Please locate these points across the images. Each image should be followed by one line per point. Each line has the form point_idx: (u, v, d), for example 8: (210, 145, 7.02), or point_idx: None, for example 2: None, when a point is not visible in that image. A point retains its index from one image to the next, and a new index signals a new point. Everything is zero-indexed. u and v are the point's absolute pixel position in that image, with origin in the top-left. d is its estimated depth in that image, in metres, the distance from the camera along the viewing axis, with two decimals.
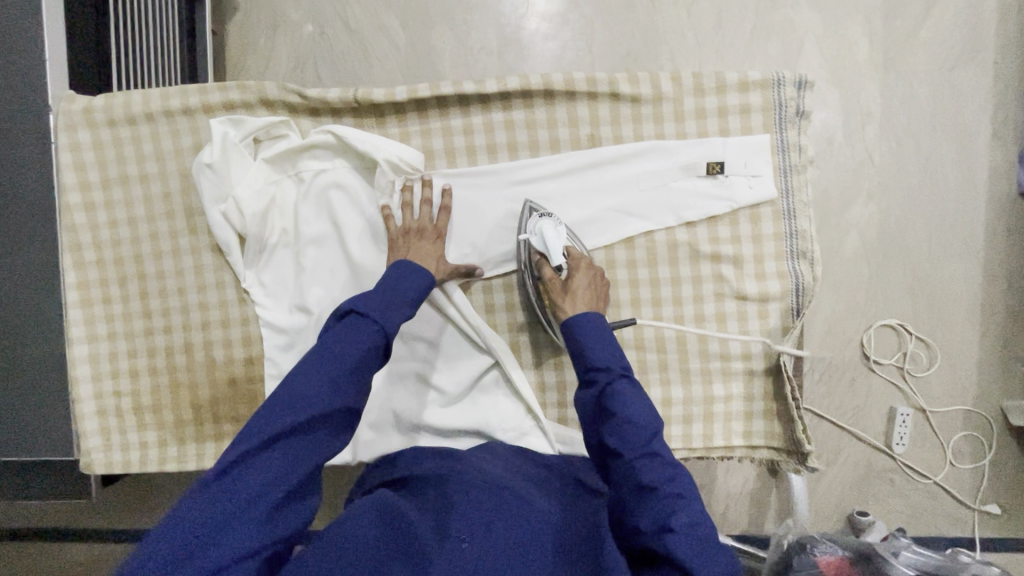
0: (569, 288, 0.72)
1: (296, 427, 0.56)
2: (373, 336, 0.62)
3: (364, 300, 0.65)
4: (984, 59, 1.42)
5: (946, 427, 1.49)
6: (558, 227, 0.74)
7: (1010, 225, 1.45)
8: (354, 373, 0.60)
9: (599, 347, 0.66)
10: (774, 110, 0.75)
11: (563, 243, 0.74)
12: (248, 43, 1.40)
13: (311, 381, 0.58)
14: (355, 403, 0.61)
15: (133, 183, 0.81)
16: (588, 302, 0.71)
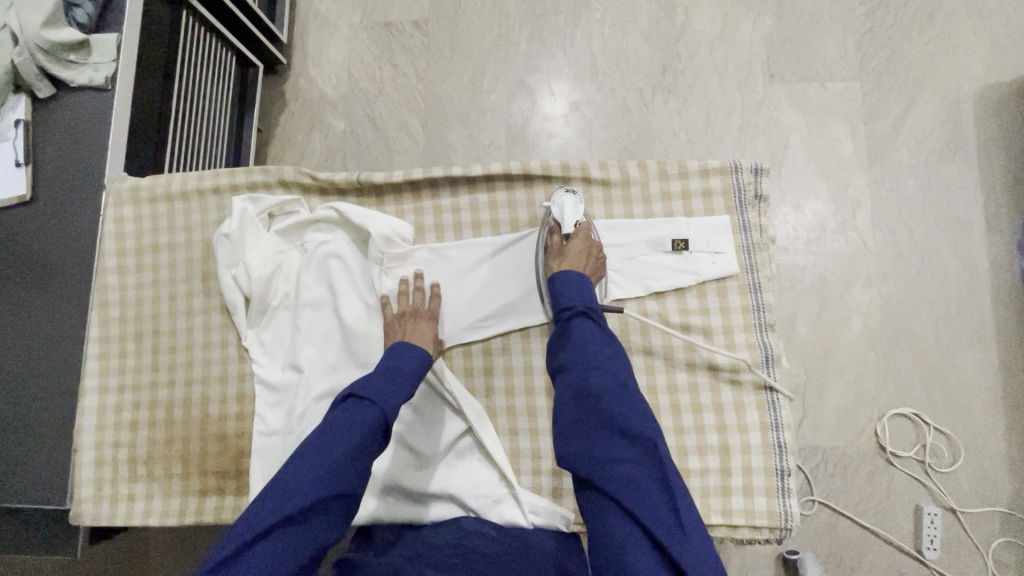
0: (564, 248, 0.79)
1: (297, 513, 0.61)
2: (371, 418, 0.68)
3: (365, 385, 0.71)
4: (967, 155, 1.49)
5: (981, 531, 1.37)
6: (579, 207, 0.82)
7: (1019, 312, 1.43)
8: (349, 460, 0.65)
9: (572, 290, 0.74)
10: (733, 193, 0.82)
11: (578, 218, 0.82)
12: (288, 140, 1.63)
13: (307, 469, 0.64)
14: (352, 481, 0.65)
15: (161, 250, 0.92)
16: (576, 261, 0.78)
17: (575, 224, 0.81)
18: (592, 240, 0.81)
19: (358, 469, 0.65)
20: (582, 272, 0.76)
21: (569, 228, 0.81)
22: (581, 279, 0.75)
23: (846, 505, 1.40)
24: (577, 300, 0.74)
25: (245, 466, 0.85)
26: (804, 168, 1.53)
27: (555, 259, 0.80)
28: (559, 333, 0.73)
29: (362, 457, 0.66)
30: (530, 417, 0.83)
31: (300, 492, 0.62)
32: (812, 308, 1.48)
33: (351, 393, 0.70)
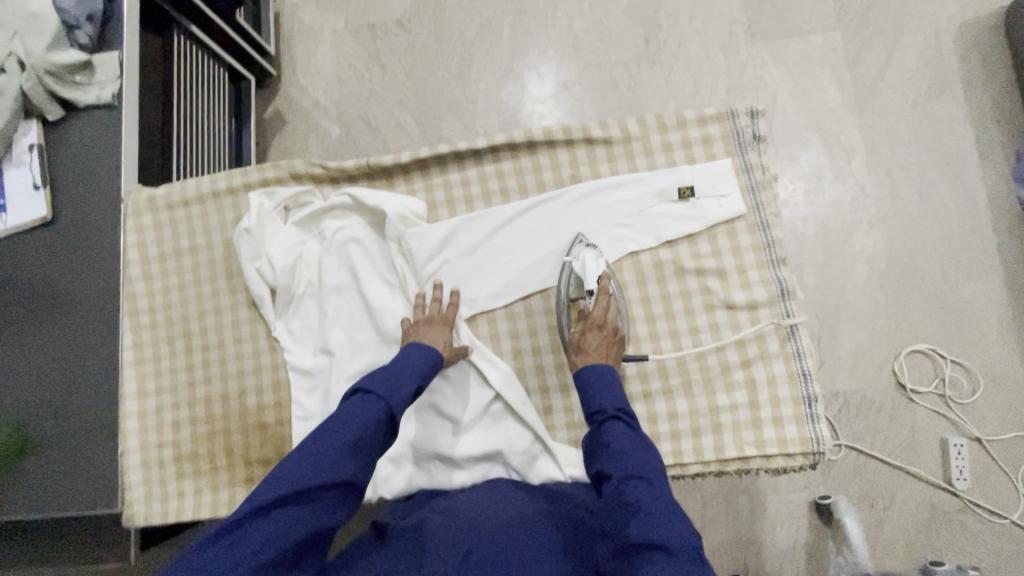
0: (583, 341, 0.77)
1: (296, 494, 0.61)
2: (377, 412, 0.68)
3: (372, 379, 0.72)
4: (953, 90, 1.51)
5: (1008, 456, 1.38)
6: (599, 260, 0.81)
7: (1021, 238, 1.45)
8: (353, 450, 0.65)
9: (601, 392, 0.72)
10: (732, 137, 0.84)
11: (599, 272, 0.81)
12: (288, 150, 1.66)
13: (310, 455, 0.64)
14: (360, 470, 0.65)
15: (183, 254, 0.94)
16: (598, 359, 0.76)
17: (598, 279, 0.80)
18: (608, 323, 0.78)
19: (366, 459, 0.66)
20: (608, 370, 0.74)
21: (592, 289, 0.80)
22: (606, 378, 0.73)
23: (873, 445, 1.42)
24: (608, 403, 0.71)
25: (288, 451, 0.87)
26: (795, 122, 1.55)
27: (576, 354, 0.77)
28: (591, 441, 0.71)
29: (367, 449, 0.66)
30: (559, 374, 0.85)
31: (303, 474, 0.62)
32: (818, 258, 1.50)
33: (358, 387, 0.71)
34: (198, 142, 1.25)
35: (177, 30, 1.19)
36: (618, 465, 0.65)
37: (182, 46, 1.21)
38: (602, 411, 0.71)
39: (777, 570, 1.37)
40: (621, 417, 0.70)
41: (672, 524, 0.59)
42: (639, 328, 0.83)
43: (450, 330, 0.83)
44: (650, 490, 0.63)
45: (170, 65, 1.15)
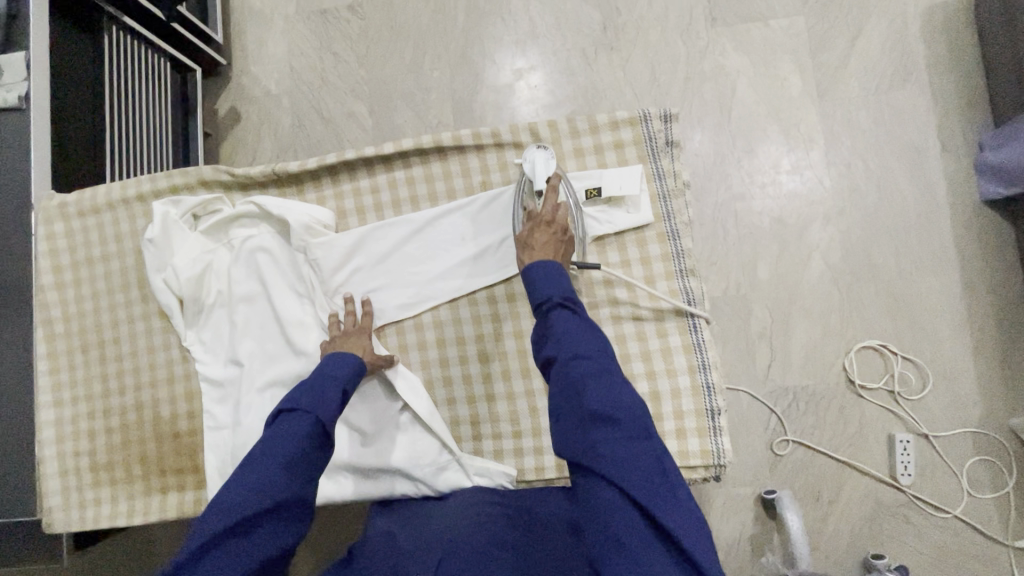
0: (531, 238, 0.76)
1: (236, 526, 0.57)
2: (306, 427, 0.65)
3: (295, 396, 0.68)
4: (917, 79, 1.38)
5: (955, 452, 1.30)
6: (549, 163, 0.81)
7: (995, 238, 1.33)
8: (287, 468, 0.61)
9: (543, 281, 0.71)
10: (644, 142, 0.84)
11: (550, 172, 0.81)
12: (239, 141, 1.51)
13: (246, 478, 0.60)
14: (302, 487, 0.62)
15: (95, 262, 0.93)
16: (545, 253, 0.75)
17: (546, 180, 0.80)
18: (558, 221, 0.77)
19: (303, 475, 0.62)
20: (552, 263, 0.73)
21: (541, 189, 0.80)
22: (555, 272, 0.72)
23: (820, 441, 1.33)
24: (552, 291, 0.70)
25: (200, 460, 0.88)
26: (755, 112, 1.41)
27: (524, 252, 0.77)
28: (538, 331, 0.70)
29: (303, 465, 0.62)
30: (467, 385, 0.86)
31: (239, 503, 0.58)
32: (773, 252, 1.38)
33: (282, 407, 0.67)
34: (156, 146, 1.16)
35: (111, 23, 1.04)
36: (564, 349, 0.65)
37: (122, 44, 1.07)
38: (547, 302, 0.70)
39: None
40: (568, 305, 0.69)
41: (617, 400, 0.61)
42: None
43: (370, 338, 0.82)
44: (600, 368, 0.63)
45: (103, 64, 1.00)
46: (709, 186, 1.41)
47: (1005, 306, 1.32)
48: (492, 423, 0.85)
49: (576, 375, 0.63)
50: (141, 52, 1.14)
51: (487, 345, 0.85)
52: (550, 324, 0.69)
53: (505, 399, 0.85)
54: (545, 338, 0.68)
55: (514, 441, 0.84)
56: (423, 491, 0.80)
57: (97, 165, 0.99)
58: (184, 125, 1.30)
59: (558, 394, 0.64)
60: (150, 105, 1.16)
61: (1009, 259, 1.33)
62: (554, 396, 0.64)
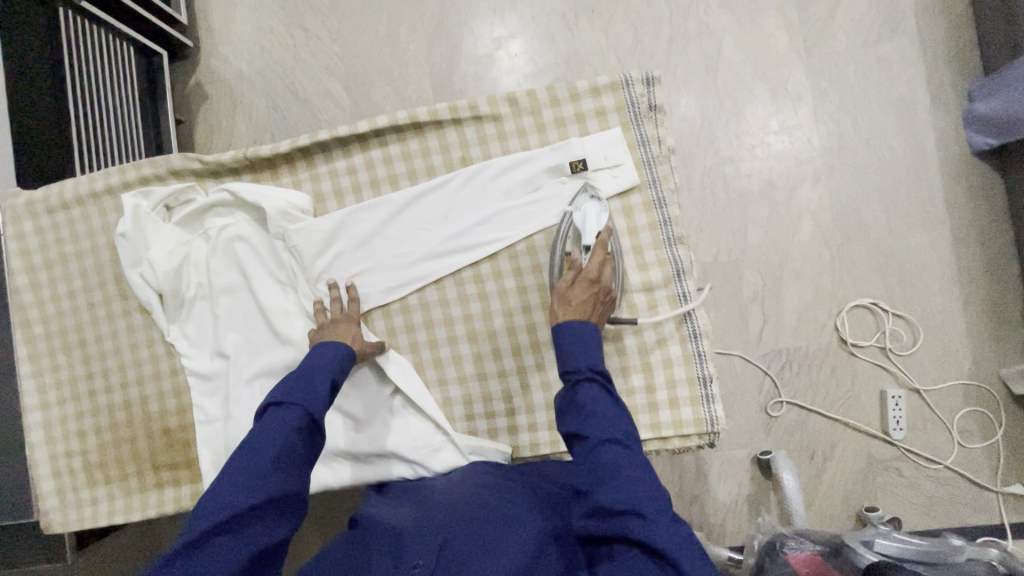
0: (569, 294, 0.74)
1: (226, 523, 0.56)
2: (295, 420, 0.64)
3: (282, 390, 0.67)
4: (906, 29, 1.35)
5: (946, 405, 1.32)
6: (601, 216, 0.78)
7: (983, 190, 1.33)
8: (277, 464, 0.60)
9: (575, 349, 0.69)
10: (627, 107, 0.82)
11: (600, 226, 0.78)
12: (212, 126, 1.45)
13: (236, 475, 0.59)
14: (293, 481, 0.61)
15: (69, 260, 0.91)
16: (579, 311, 0.73)
17: (597, 234, 0.77)
18: (602, 280, 0.76)
19: (293, 470, 0.61)
20: (588, 329, 0.71)
21: (590, 243, 0.77)
22: (588, 338, 0.70)
23: (813, 400, 1.34)
24: (583, 363, 0.69)
25: (194, 455, 0.88)
26: (741, 72, 1.37)
27: (558, 305, 0.75)
28: (564, 400, 0.69)
29: (294, 460, 0.61)
30: (457, 366, 0.85)
31: (227, 501, 0.57)
32: (762, 215, 1.36)
33: (268, 403, 0.66)
34: (122, 135, 1.11)
35: (67, 8, 0.97)
36: (594, 431, 0.64)
37: (82, 29, 1.01)
38: (576, 372, 0.68)
39: (726, 539, 1.32)
40: (596, 377, 0.68)
41: (645, 487, 0.60)
42: (535, 315, 0.83)
43: (359, 325, 0.81)
44: (629, 455, 0.63)
45: (61, 51, 0.95)
46: (696, 151, 1.38)
47: (994, 259, 1.32)
48: (484, 402, 0.84)
49: (607, 463, 0.62)
50: (103, 37, 1.08)
51: (475, 325, 0.84)
52: (578, 397, 0.67)
53: (496, 378, 0.84)
54: (571, 411, 0.67)
55: (507, 419, 0.84)
56: (419, 473, 0.80)
57: (63, 159, 0.95)
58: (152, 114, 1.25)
59: (585, 474, 0.63)
60: (116, 93, 1.10)
61: (997, 212, 1.32)
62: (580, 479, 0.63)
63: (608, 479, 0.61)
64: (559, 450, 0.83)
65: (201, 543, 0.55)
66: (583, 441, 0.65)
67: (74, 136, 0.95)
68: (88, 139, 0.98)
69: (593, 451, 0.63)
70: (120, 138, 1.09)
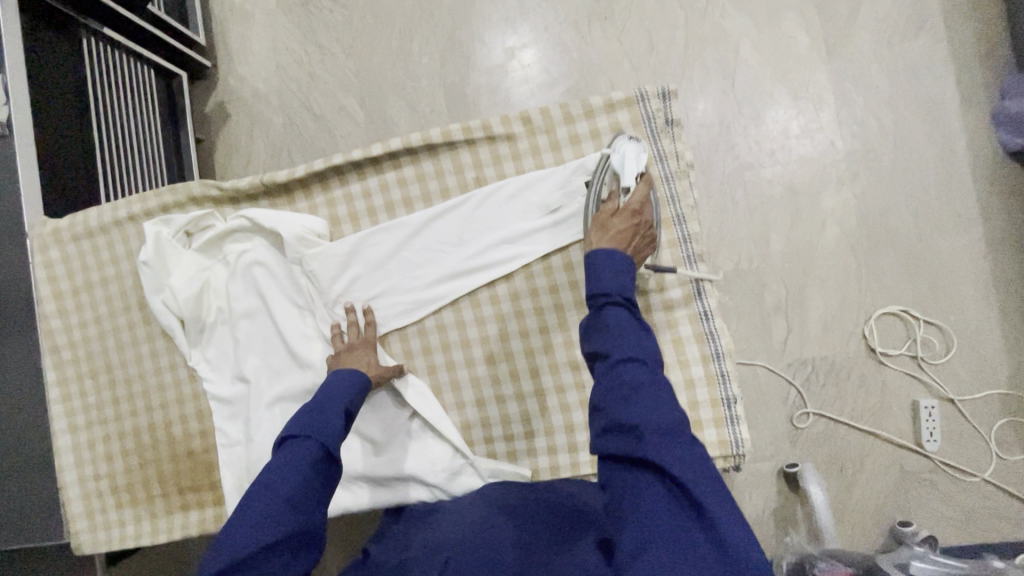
0: (610, 222, 0.72)
1: (242, 562, 0.56)
2: (309, 453, 0.63)
3: (296, 422, 0.66)
4: (933, 26, 1.30)
5: (983, 415, 1.27)
6: (639, 160, 0.77)
7: (1019, 191, 1.27)
8: (293, 501, 0.59)
9: (602, 271, 0.66)
10: (643, 123, 0.81)
11: (640, 167, 0.76)
12: (230, 144, 1.47)
13: (250, 513, 0.59)
14: (311, 515, 0.60)
15: (95, 286, 0.93)
16: (618, 238, 0.70)
17: (636, 177, 0.75)
18: (645, 215, 0.74)
19: (309, 503, 0.61)
20: (622, 254, 0.68)
21: (631, 184, 0.75)
22: (622, 262, 0.68)
23: (841, 411, 1.30)
24: (613, 284, 0.65)
25: (216, 477, 0.89)
26: (760, 75, 1.34)
27: (597, 231, 0.72)
28: (588, 318, 0.66)
29: (309, 494, 0.61)
30: (475, 389, 0.84)
31: (243, 540, 0.57)
32: (785, 221, 1.33)
33: (284, 436, 0.66)
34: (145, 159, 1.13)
35: (87, 35, 0.99)
36: (616, 347, 0.61)
37: (100, 56, 1.03)
38: (605, 294, 0.65)
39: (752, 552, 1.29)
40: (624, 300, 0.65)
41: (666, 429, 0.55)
42: (553, 336, 0.82)
43: (376, 349, 0.81)
44: (649, 373, 0.60)
45: (84, 78, 0.97)
46: (715, 157, 1.35)
47: None
48: (503, 425, 0.84)
49: (623, 379, 0.59)
50: (123, 61, 1.10)
51: (492, 346, 0.83)
52: (603, 317, 0.64)
53: (514, 400, 0.83)
54: (594, 331, 0.64)
55: (526, 441, 0.83)
56: (438, 496, 0.80)
57: (88, 185, 0.97)
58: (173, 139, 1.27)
59: (603, 392, 0.60)
60: (137, 117, 1.12)
61: None
62: (597, 395, 0.60)
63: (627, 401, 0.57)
64: (580, 472, 0.81)
65: None
66: (604, 358, 0.62)
67: (99, 160, 0.97)
68: (113, 163, 1.00)
69: (614, 367, 0.60)
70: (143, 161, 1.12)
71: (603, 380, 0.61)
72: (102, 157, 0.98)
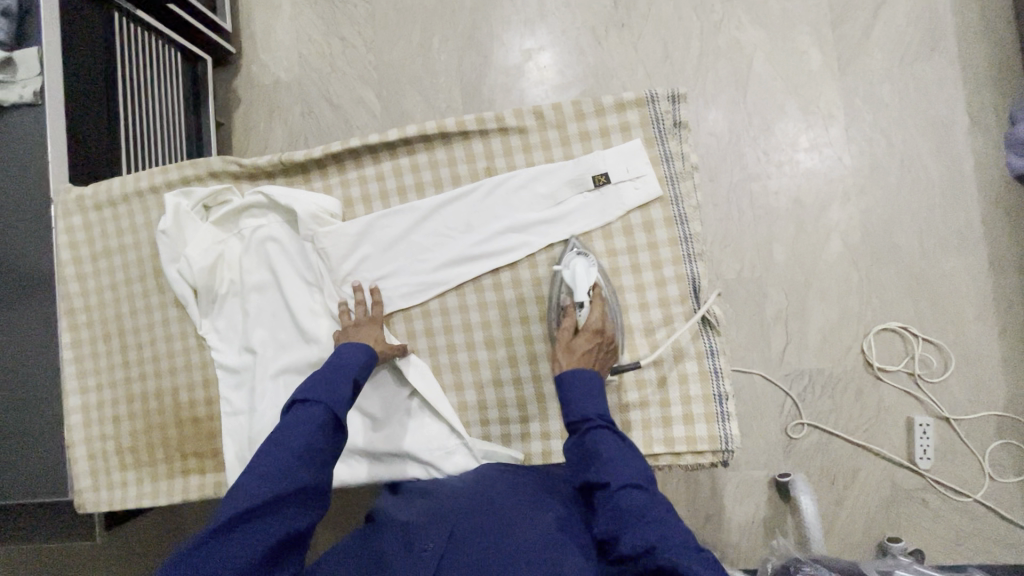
0: (573, 344, 0.77)
1: (253, 510, 0.58)
2: (319, 417, 0.66)
3: (307, 387, 0.69)
4: (945, 48, 1.32)
5: (976, 435, 1.27)
6: (591, 270, 0.79)
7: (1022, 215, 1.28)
8: (303, 456, 0.63)
9: (587, 400, 0.72)
10: (652, 124, 0.83)
11: (591, 282, 0.79)
12: (250, 129, 1.51)
13: (261, 468, 0.62)
14: (316, 474, 0.63)
15: (113, 254, 0.96)
16: (584, 362, 0.76)
17: (590, 290, 0.78)
18: (604, 331, 0.78)
19: (315, 463, 0.63)
20: (592, 378, 0.74)
21: (584, 301, 0.78)
22: (592, 387, 0.73)
23: (835, 423, 1.31)
24: (594, 412, 0.72)
25: (219, 444, 0.91)
26: (771, 88, 1.36)
27: (563, 353, 0.78)
28: (577, 447, 0.71)
29: (317, 454, 0.64)
30: (474, 373, 0.86)
31: (254, 491, 0.59)
32: (789, 232, 1.34)
33: (294, 399, 0.68)
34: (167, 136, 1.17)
35: (120, 13, 1.03)
36: (612, 476, 0.66)
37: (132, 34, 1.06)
38: (588, 421, 0.71)
39: (740, 557, 1.30)
40: (609, 424, 0.71)
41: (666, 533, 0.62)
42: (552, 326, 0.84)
43: (381, 328, 0.84)
44: (648, 496, 0.66)
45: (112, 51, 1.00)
46: (723, 166, 1.37)
47: None
48: (499, 409, 0.86)
49: (626, 507, 0.64)
50: (151, 40, 1.13)
51: (493, 331, 0.86)
52: (591, 444, 0.70)
53: (512, 386, 0.85)
54: (587, 460, 0.69)
55: (521, 426, 0.85)
56: (432, 473, 0.82)
57: (111, 155, 1.00)
58: (195, 119, 1.30)
59: (608, 523, 0.65)
60: (161, 94, 1.16)
61: None
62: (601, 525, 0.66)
63: (629, 522, 0.64)
64: None
65: (226, 530, 0.57)
66: (603, 488, 0.67)
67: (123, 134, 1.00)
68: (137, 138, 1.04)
69: (614, 497, 0.65)
70: (165, 138, 1.16)
71: (605, 509, 0.66)
72: (128, 130, 1.02)
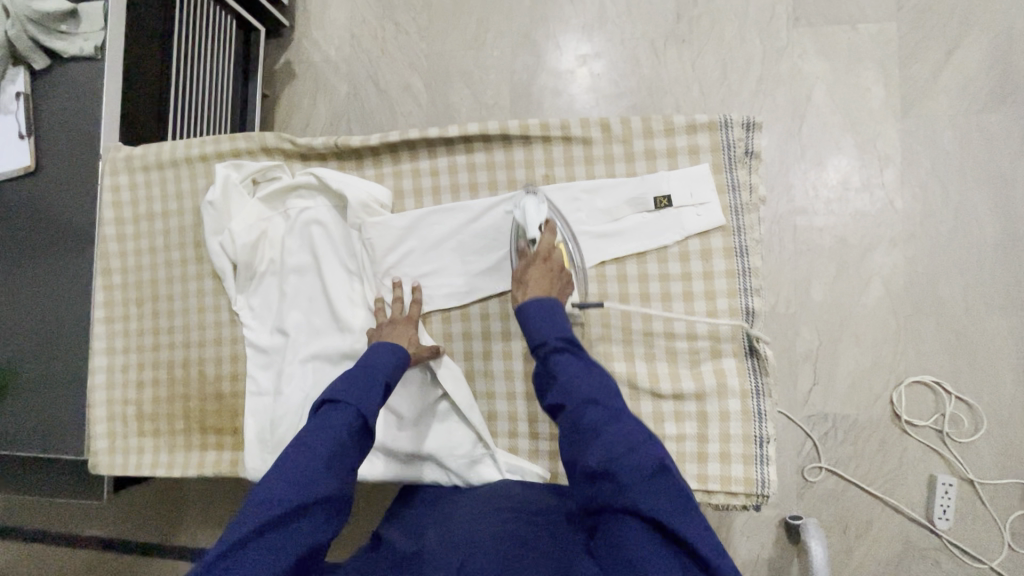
0: (525, 276, 0.76)
1: (277, 519, 0.56)
2: (349, 420, 0.65)
3: (338, 388, 0.68)
4: (1015, 102, 1.27)
5: (1001, 503, 1.23)
6: (541, 205, 0.79)
7: None
8: (330, 464, 0.61)
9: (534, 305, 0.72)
10: (722, 150, 0.81)
11: (542, 217, 0.79)
12: (294, 105, 1.50)
13: (286, 473, 0.60)
14: (343, 479, 0.62)
15: (155, 218, 0.95)
16: (541, 293, 0.74)
17: (540, 228, 0.77)
18: (554, 256, 0.77)
19: (344, 468, 0.62)
20: (549, 302, 0.73)
21: (535, 235, 0.77)
22: (551, 309, 0.72)
23: (855, 472, 1.27)
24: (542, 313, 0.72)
25: (239, 423, 0.90)
26: (829, 122, 1.32)
27: (519, 289, 0.76)
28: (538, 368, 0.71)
29: (344, 461, 0.63)
30: (507, 383, 0.84)
31: (279, 497, 0.58)
32: (830, 271, 1.31)
33: (324, 399, 0.67)
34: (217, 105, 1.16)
35: None
36: (549, 334, 0.70)
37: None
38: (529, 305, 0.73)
39: None
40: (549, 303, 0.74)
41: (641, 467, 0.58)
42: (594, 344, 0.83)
43: (416, 328, 0.81)
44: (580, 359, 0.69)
45: (176, 10, 0.98)
46: (770, 195, 1.33)
47: None
48: (528, 423, 0.84)
49: (559, 363, 0.68)
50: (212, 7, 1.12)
51: None
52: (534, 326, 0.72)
53: None
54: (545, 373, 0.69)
55: (549, 443, 0.83)
56: (454, 481, 0.80)
57: (161, 117, 0.99)
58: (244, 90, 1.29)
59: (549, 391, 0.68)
60: (214, 62, 1.14)
61: None
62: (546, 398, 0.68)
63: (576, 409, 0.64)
64: None
65: (249, 541, 0.55)
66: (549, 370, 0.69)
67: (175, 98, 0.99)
68: (187, 103, 1.03)
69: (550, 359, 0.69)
70: (214, 107, 1.15)
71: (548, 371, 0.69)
72: (181, 95, 1.01)
